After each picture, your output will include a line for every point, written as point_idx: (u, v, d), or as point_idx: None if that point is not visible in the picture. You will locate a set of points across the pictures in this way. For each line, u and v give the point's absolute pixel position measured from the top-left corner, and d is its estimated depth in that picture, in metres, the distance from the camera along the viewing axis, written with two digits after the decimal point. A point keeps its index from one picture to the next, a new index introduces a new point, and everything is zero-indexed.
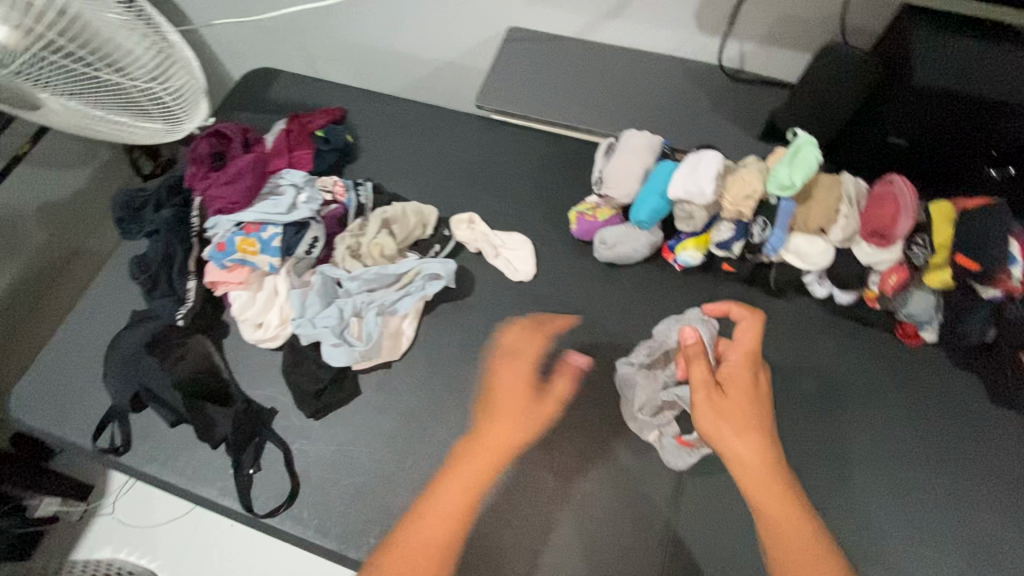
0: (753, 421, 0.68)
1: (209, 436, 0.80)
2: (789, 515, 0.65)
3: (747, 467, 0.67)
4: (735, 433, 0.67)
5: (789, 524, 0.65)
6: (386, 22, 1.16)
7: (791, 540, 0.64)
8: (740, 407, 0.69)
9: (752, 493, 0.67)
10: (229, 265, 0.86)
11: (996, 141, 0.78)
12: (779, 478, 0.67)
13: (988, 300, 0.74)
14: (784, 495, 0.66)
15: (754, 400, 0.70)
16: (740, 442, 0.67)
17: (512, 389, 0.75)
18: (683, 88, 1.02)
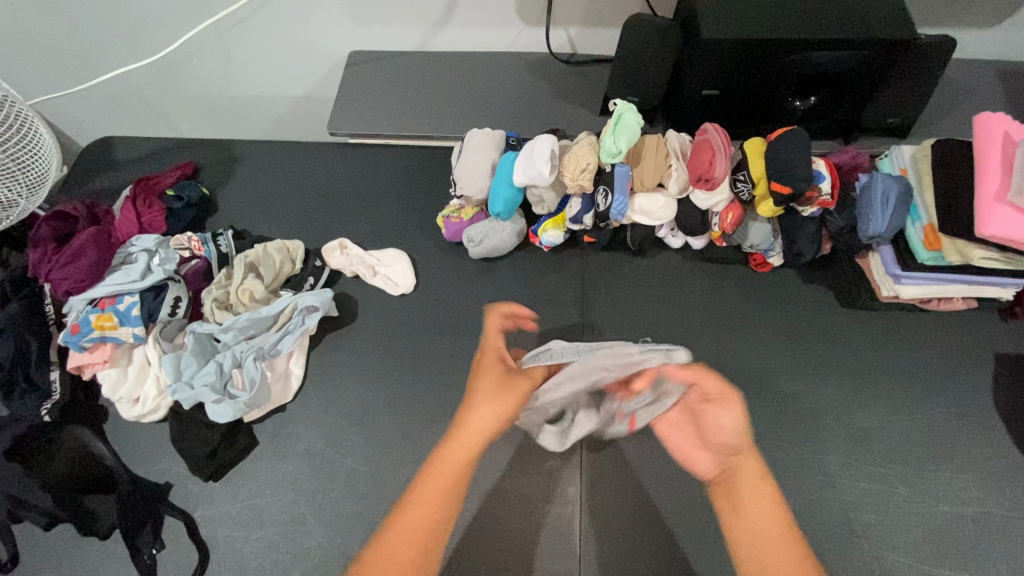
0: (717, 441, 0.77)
1: (93, 530, 0.77)
2: (767, 531, 0.72)
3: (722, 481, 0.75)
4: (696, 450, 0.77)
5: (753, 527, 0.72)
6: (227, 67, 1.14)
7: (752, 546, 0.71)
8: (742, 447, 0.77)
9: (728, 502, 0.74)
10: (88, 345, 0.80)
11: (792, 79, 0.86)
12: (765, 495, 0.74)
13: (810, 217, 0.82)
14: (779, 518, 0.73)
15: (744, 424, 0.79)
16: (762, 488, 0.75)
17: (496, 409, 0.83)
18: (524, 77, 1.05)
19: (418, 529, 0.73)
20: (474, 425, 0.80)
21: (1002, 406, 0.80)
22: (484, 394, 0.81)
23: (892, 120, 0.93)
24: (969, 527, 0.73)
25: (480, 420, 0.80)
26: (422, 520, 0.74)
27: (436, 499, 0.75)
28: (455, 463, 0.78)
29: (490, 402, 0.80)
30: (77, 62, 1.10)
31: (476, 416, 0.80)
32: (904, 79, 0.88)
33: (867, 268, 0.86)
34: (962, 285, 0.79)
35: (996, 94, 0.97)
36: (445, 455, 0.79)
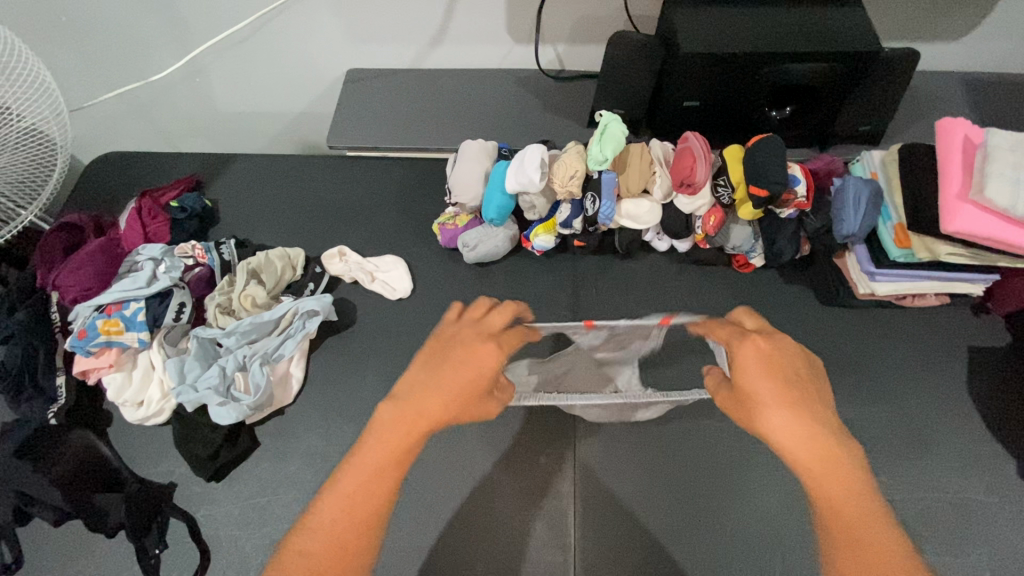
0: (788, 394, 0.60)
1: (102, 526, 0.78)
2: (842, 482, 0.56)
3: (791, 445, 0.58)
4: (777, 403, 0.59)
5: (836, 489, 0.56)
6: (229, 84, 1.18)
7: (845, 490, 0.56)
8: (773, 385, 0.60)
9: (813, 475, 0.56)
10: (95, 350, 0.83)
11: (766, 89, 0.91)
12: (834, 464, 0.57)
13: (788, 219, 0.86)
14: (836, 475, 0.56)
15: (768, 374, 0.61)
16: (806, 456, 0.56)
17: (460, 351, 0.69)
18: (516, 92, 1.10)
19: (362, 495, 0.56)
20: (419, 402, 0.61)
21: (976, 397, 0.83)
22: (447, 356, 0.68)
23: (864, 127, 0.98)
24: (950, 513, 0.75)
25: (435, 408, 0.60)
26: (358, 506, 0.56)
27: (380, 475, 0.57)
28: (388, 445, 0.59)
29: (434, 388, 0.62)
30: (83, 80, 1.14)
31: (428, 402, 0.61)
32: (874, 89, 0.93)
33: (844, 267, 0.90)
34: (934, 281, 0.84)
35: (959, 104, 1.03)
36: (378, 442, 0.59)
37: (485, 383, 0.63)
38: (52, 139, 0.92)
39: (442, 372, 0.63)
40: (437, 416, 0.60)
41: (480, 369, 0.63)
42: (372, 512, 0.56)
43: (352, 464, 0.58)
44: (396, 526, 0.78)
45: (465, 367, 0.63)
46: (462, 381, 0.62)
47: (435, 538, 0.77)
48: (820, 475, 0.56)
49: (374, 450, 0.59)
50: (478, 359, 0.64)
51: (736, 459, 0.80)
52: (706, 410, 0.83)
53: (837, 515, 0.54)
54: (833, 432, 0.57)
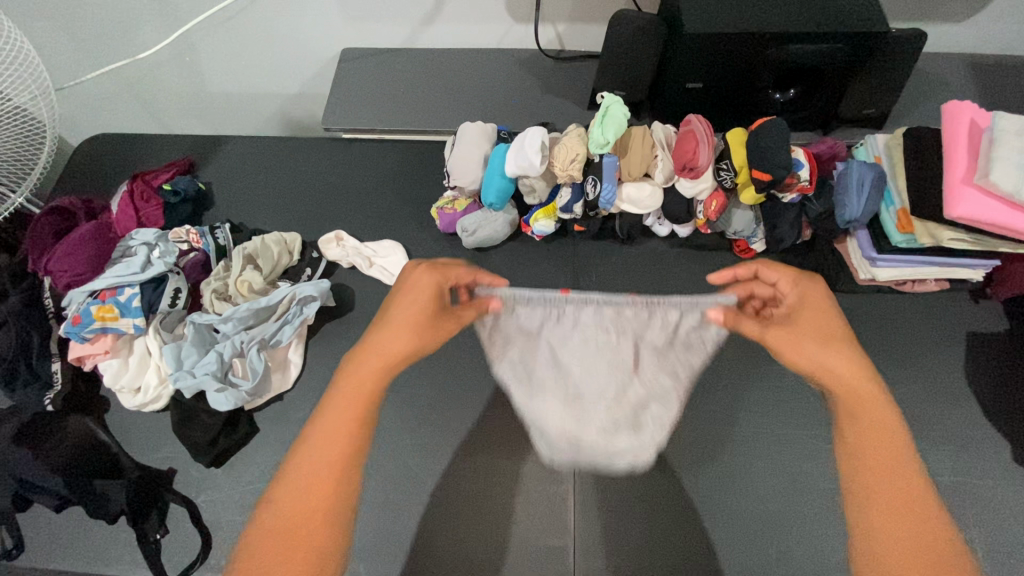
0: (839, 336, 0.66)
1: (104, 512, 0.78)
2: (891, 447, 0.62)
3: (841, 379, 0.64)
4: (820, 345, 0.65)
5: (889, 456, 0.61)
6: (221, 63, 1.15)
7: (890, 471, 0.61)
8: (822, 327, 0.67)
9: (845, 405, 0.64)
10: (90, 336, 0.82)
11: (771, 71, 0.90)
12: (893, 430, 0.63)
13: (791, 204, 0.85)
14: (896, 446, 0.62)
15: (834, 318, 0.67)
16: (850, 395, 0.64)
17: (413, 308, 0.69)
18: (514, 73, 1.08)
19: (313, 473, 0.60)
20: (365, 369, 0.66)
21: (974, 382, 0.84)
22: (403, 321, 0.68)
23: (869, 110, 0.97)
24: (945, 496, 0.76)
25: (388, 345, 0.67)
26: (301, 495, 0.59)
27: (327, 448, 0.61)
28: (348, 413, 0.63)
29: (392, 327, 0.68)
30: (71, 58, 1.11)
31: (374, 356, 0.66)
32: (880, 72, 0.91)
33: (845, 252, 0.90)
34: (933, 267, 0.84)
35: (963, 87, 1.02)
36: (330, 422, 0.63)
37: (429, 302, 0.70)
38: (41, 122, 0.91)
39: (395, 315, 0.69)
40: (388, 354, 0.66)
41: (425, 292, 0.70)
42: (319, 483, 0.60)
43: (299, 454, 0.61)
44: (398, 511, 0.79)
45: (411, 301, 0.69)
46: (410, 314, 0.69)
47: (436, 523, 0.78)
48: (861, 408, 0.63)
49: (335, 421, 0.63)
50: (417, 288, 0.70)
51: (734, 445, 0.80)
52: (707, 395, 0.83)
53: (878, 485, 0.60)
54: (873, 378, 0.64)
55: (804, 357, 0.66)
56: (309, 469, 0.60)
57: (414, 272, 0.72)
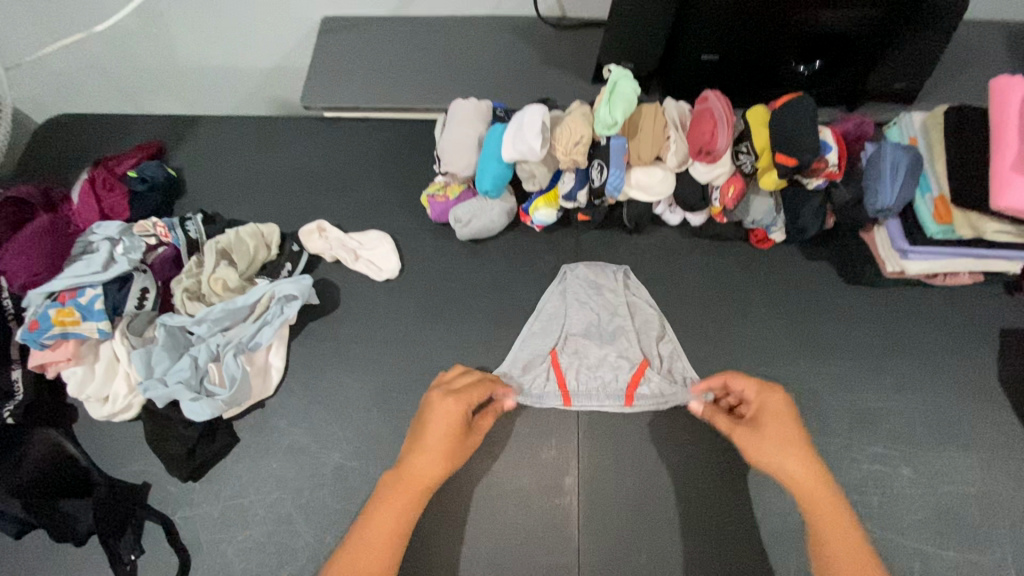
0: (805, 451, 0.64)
1: (72, 534, 0.73)
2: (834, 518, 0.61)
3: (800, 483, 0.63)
4: (778, 449, 0.64)
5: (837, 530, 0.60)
6: (189, 34, 1.05)
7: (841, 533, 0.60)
8: (784, 437, 0.65)
9: (825, 546, 0.60)
10: (50, 342, 0.75)
11: (796, 38, 0.81)
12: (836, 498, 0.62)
13: (816, 190, 0.78)
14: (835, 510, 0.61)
15: (796, 424, 0.66)
16: (813, 493, 0.62)
17: (445, 426, 0.67)
18: (512, 43, 0.98)
19: (380, 545, 0.61)
20: (413, 464, 0.65)
21: (1007, 383, 0.78)
22: (435, 439, 0.66)
23: (899, 85, 0.87)
24: (974, 507, 0.71)
25: (425, 472, 0.65)
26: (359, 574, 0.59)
27: (376, 545, 0.61)
28: (386, 529, 0.62)
29: (421, 449, 0.66)
30: (23, 30, 1.01)
31: (416, 472, 0.65)
32: (917, 40, 0.82)
33: (872, 243, 0.82)
34: (970, 259, 0.76)
35: (1003, 57, 0.93)
36: (388, 501, 0.63)
37: (460, 434, 0.68)
38: None
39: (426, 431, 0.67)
40: (427, 471, 0.65)
41: (450, 415, 0.68)
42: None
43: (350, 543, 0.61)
44: None
45: (448, 433, 0.67)
46: (443, 446, 0.66)
47: (430, 539, 0.73)
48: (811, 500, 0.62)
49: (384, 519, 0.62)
50: (449, 416, 0.68)
51: (748, 455, 0.75)
52: None
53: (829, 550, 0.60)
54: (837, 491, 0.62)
55: (763, 450, 0.65)
56: (363, 564, 0.60)
57: (438, 401, 0.69)
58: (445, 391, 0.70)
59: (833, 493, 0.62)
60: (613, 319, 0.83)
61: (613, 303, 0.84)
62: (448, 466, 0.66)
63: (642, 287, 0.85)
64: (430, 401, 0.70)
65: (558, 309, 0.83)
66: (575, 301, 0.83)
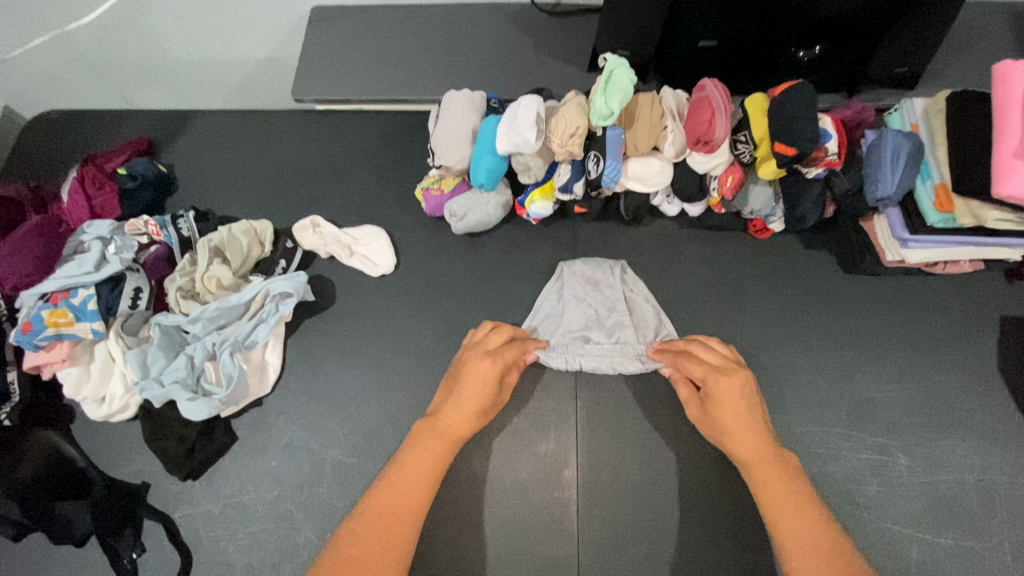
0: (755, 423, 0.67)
1: (69, 537, 0.73)
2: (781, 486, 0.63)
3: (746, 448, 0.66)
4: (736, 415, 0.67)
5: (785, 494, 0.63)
6: (175, 25, 1.02)
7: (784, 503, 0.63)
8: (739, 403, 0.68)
9: (768, 500, 0.63)
10: (43, 344, 0.74)
11: (794, 24, 0.79)
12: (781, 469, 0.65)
13: (815, 179, 0.77)
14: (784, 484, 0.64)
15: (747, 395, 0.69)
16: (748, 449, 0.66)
17: (482, 375, 0.70)
18: (506, 31, 0.96)
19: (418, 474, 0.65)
20: (447, 416, 0.69)
21: (1006, 371, 0.77)
22: (469, 390, 0.70)
23: (900, 69, 0.85)
24: (973, 495, 0.72)
25: (462, 421, 0.69)
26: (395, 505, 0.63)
27: (415, 478, 0.65)
28: (423, 465, 0.66)
29: (456, 393, 0.70)
30: (6, 23, 0.99)
31: (452, 417, 0.69)
32: (918, 23, 0.80)
33: (871, 232, 0.81)
34: (972, 248, 0.76)
35: (1006, 39, 0.91)
36: (417, 449, 0.67)
37: (494, 388, 0.71)
38: None
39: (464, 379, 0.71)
40: (459, 415, 0.69)
41: (486, 362, 0.71)
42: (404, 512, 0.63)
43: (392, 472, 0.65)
44: None
45: (477, 381, 0.70)
46: (477, 400, 0.69)
47: (428, 533, 0.73)
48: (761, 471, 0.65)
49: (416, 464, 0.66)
50: (478, 370, 0.71)
51: None
52: None
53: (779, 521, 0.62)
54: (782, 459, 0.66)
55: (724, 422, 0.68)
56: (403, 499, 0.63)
57: (472, 358, 0.72)
58: (478, 350, 0.73)
59: (767, 442, 0.66)
60: (612, 315, 0.80)
61: (612, 297, 0.81)
62: (478, 412, 0.69)
63: (638, 280, 0.83)
64: (467, 357, 0.73)
65: (554, 307, 0.82)
66: (572, 296, 0.81)
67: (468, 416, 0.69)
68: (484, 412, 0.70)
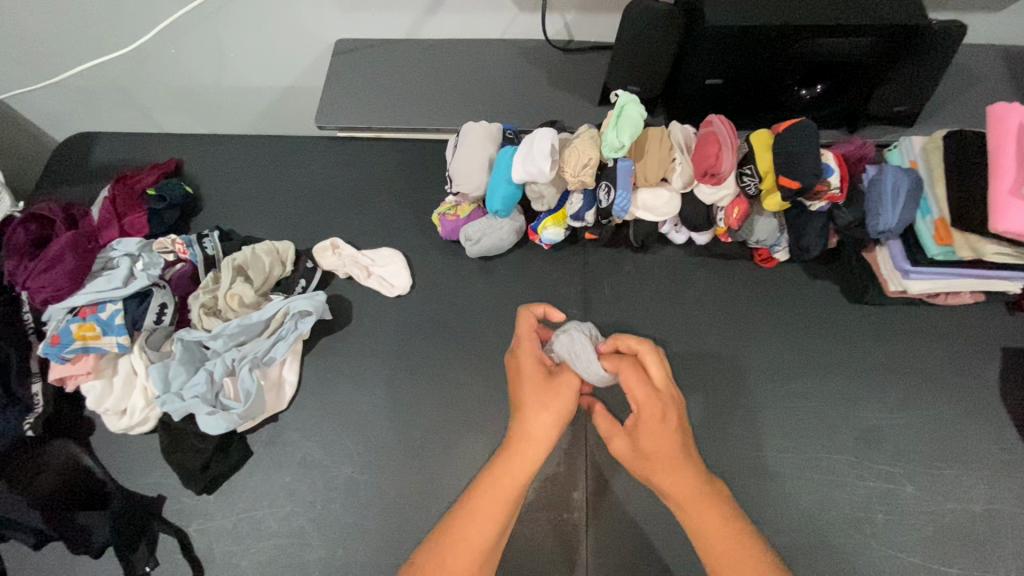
0: (670, 444, 0.64)
1: (87, 547, 0.75)
2: (704, 515, 0.61)
3: (673, 491, 0.63)
4: (652, 461, 0.64)
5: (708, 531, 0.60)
6: (205, 57, 1.07)
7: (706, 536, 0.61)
8: (653, 435, 0.65)
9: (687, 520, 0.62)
10: (71, 356, 0.77)
11: (799, 68, 0.83)
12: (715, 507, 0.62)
13: (819, 212, 0.80)
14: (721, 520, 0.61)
15: (669, 428, 0.65)
16: (659, 471, 0.64)
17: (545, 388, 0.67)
18: (521, 67, 1.00)
19: (500, 489, 0.62)
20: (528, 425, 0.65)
21: (1010, 402, 0.79)
22: (537, 395, 0.66)
23: (899, 108, 0.89)
24: (978, 526, 0.72)
25: (536, 419, 0.65)
26: (472, 526, 0.61)
27: (487, 511, 0.61)
28: (507, 480, 0.62)
29: (547, 406, 0.65)
30: (43, 53, 1.03)
31: (535, 422, 0.65)
32: (915, 68, 0.84)
33: (874, 262, 0.84)
34: (972, 280, 0.78)
35: (1001, 82, 0.95)
36: (504, 459, 0.64)
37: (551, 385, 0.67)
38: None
39: (550, 391, 0.66)
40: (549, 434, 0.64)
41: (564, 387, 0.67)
42: (490, 541, 0.60)
43: (461, 509, 0.62)
44: (395, 539, 0.74)
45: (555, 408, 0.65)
46: (546, 399, 0.66)
47: None
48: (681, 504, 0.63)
49: (500, 480, 0.62)
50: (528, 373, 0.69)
51: (752, 471, 0.76)
52: (725, 413, 0.79)
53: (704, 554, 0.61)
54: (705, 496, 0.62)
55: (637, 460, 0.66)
56: (480, 521, 0.61)
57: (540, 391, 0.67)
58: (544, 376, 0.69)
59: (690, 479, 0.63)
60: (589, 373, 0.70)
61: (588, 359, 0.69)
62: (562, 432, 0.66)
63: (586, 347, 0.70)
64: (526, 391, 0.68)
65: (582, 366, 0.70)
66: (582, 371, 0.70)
67: (544, 419, 0.65)
68: (558, 412, 0.65)
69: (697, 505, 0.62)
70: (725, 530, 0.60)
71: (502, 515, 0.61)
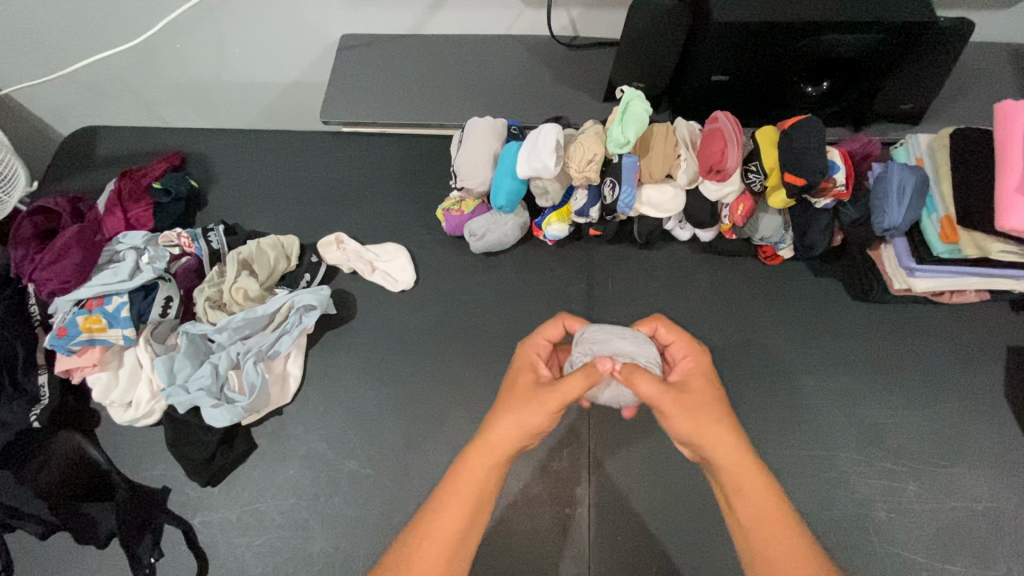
0: (718, 411, 0.64)
1: (93, 537, 0.76)
2: (756, 484, 0.61)
3: (724, 460, 0.62)
4: (708, 423, 0.63)
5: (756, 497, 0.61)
6: (211, 51, 1.08)
7: (754, 505, 0.60)
8: (700, 402, 0.64)
9: (733, 486, 0.62)
10: (77, 348, 0.77)
11: (805, 64, 0.83)
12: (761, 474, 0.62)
13: (824, 208, 0.79)
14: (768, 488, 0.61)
15: (715, 394, 0.66)
16: (708, 429, 0.63)
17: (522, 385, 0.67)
18: (526, 63, 1.00)
19: (463, 489, 0.62)
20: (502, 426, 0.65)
21: (1014, 401, 0.78)
22: (513, 394, 0.67)
23: (905, 106, 0.89)
24: (981, 524, 0.72)
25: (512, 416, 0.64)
26: (437, 523, 0.61)
27: (452, 510, 0.61)
28: (472, 480, 0.62)
29: (518, 406, 0.65)
30: (50, 47, 1.04)
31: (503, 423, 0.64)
32: (922, 65, 0.84)
33: (878, 260, 0.83)
34: (977, 279, 0.78)
35: (1009, 81, 0.95)
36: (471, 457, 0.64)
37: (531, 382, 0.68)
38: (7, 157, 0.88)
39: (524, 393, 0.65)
40: (518, 434, 0.64)
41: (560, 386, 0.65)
42: (454, 537, 0.60)
43: (431, 508, 0.62)
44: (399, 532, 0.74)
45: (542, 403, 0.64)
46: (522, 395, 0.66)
47: None
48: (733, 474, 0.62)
49: (466, 480, 0.62)
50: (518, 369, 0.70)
51: None
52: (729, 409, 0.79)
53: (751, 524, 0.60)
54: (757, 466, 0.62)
55: (684, 421, 0.63)
56: (446, 519, 0.61)
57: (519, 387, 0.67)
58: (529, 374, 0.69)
59: (742, 449, 0.62)
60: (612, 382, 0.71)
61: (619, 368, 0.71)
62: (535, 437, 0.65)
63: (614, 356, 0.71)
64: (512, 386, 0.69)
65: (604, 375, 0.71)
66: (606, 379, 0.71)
67: (516, 418, 0.64)
68: (533, 415, 0.64)
69: (748, 474, 0.61)
70: (775, 508, 0.60)
71: (466, 513, 0.61)
